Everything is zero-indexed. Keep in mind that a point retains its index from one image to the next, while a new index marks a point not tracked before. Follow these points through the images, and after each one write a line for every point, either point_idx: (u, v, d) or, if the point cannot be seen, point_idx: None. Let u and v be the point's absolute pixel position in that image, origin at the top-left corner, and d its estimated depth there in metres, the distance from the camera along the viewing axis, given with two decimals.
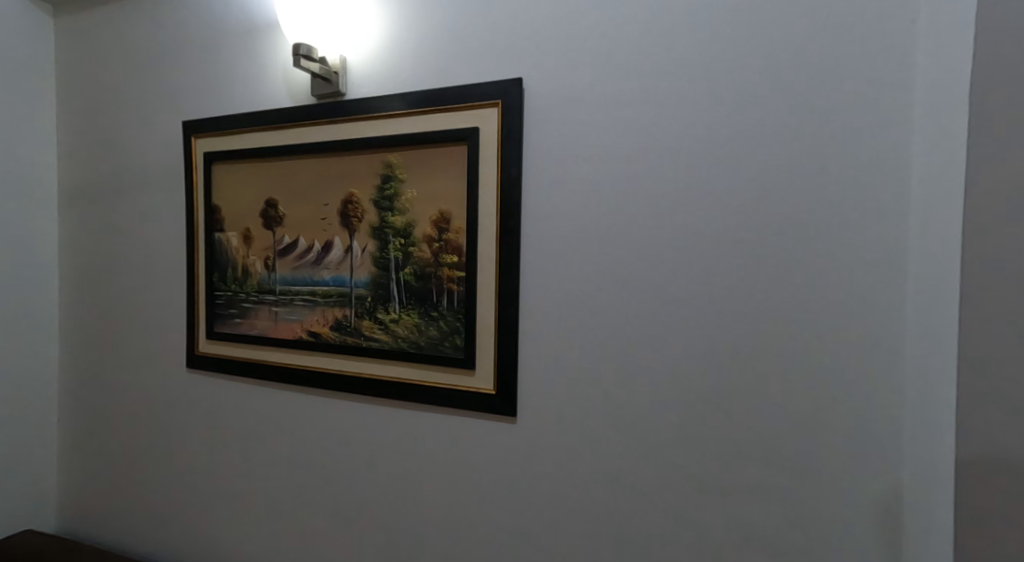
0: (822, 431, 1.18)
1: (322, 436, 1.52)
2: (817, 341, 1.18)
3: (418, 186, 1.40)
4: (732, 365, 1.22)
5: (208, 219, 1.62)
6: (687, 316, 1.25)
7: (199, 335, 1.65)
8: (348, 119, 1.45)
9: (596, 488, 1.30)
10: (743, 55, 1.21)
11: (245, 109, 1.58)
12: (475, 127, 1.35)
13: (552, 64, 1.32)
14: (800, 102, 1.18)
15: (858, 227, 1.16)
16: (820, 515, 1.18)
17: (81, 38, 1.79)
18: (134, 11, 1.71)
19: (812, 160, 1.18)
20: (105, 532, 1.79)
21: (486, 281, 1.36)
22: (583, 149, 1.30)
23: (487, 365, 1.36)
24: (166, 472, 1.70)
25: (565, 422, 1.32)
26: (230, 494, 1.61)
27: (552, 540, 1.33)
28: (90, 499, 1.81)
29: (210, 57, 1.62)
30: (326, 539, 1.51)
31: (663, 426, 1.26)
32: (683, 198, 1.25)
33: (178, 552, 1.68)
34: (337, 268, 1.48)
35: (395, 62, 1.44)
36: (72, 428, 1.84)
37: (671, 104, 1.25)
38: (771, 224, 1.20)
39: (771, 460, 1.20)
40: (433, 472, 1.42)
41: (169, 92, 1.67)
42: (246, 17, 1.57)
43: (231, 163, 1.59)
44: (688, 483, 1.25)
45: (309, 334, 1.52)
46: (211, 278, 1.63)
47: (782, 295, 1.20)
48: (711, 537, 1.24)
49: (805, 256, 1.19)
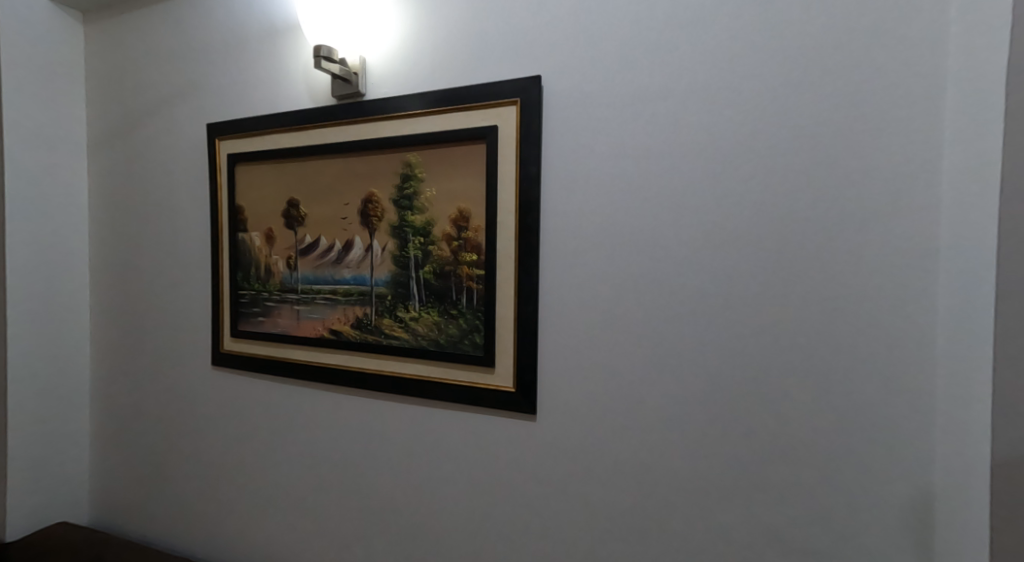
0: (848, 429, 1.16)
1: (345, 433, 1.54)
2: (843, 338, 1.16)
3: (437, 185, 1.41)
4: (755, 363, 1.21)
5: (232, 220, 1.65)
6: (710, 314, 1.23)
7: (224, 333, 1.68)
8: (368, 119, 1.47)
9: (618, 487, 1.30)
10: (766, 49, 1.19)
11: (267, 110, 1.61)
12: (494, 125, 1.35)
13: (571, 61, 1.32)
14: (825, 95, 1.16)
15: (885, 221, 1.14)
16: (848, 516, 1.16)
17: (109, 43, 1.83)
18: (160, 16, 1.75)
19: (837, 153, 1.16)
20: (136, 525, 1.84)
21: (505, 279, 1.36)
22: (603, 146, 1.30)
23: (507, 363, 1.36)
24: (194, 468, 1.74)
25: (586, 421, 1.32)
26: (256, 489, 1.64)
27: (573, 539, 1.33)
28: (121, 492, 1.86)
29: (233, 60, 1.65)
30: (349, 535, 1.53)
31: (686, 424, 1.25)
32: (705, 194, 1.23)
33: (205, 546, 1.72)
34: (357, 267, 1.50)
35: (414, 62, 1.45)
36: (103, 424, 1.89)
37: (691, 100, 1.24)
38: (795, 219, 1.18)
39: (796, 459, 1.18)
40: (454, 469, 1.43)
41: (193, 94, 1.71)
42: (268, 20, 1.60)
43: (254, 164, 1.62)
44: (711, 483, 1.23)
45: (331, 333, 1.54)
46: (235, 277, 1.66)
47: (805, 291, 1.18)
48: (735, 538, 1.22)
49: (830, 251, 1.16)
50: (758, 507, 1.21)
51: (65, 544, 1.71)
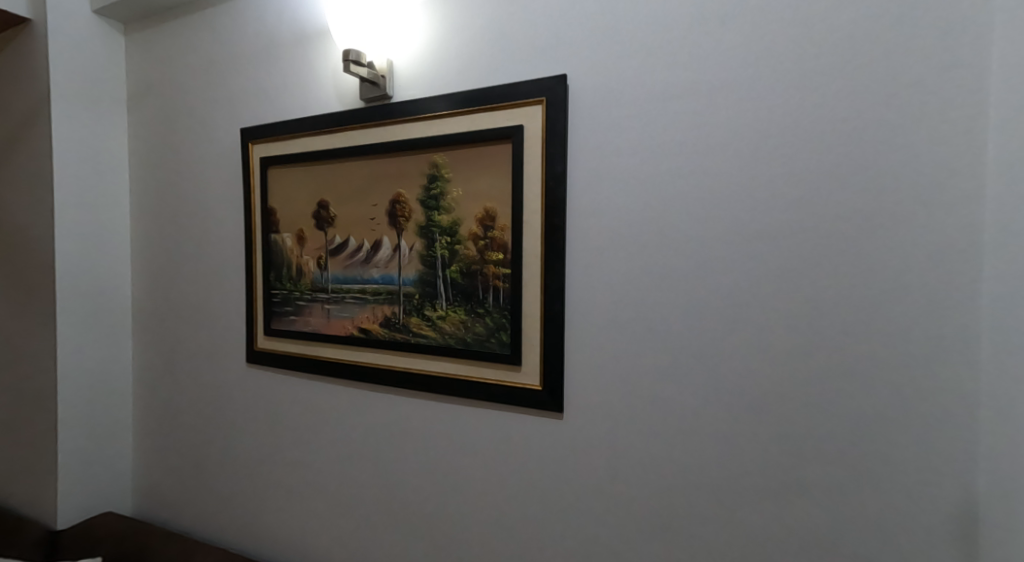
0: (884, 429, 1.13)
1: (375, 429, 1.57)
2: (876, 338, 1.13)
3: (463, 185, 1.43)
4: (785, 361, 1.19)
5: (265, 221, 1.70)
6: (738, 312, 1.22)
7: (258, 331, 1.73)
8: (395, 121, 1.49)
9: (646, 486, 1.29)
10: (797, 44, 1.17)
11: (298, 114, 1.65)
12: (520, 125, 1.36)
13: (596, 59, 1.32)
14: (857, 87, 1.14)
15: (922, 216, 1.11)
16: (883, 518, 1.13)
17: (148, 51, 1.91)
18: (196, 25, 1.81)
19: (871, 147, 1.13)
20: (177, 516, 1.91)
21: (532, 278, 1.37)
22: (629, 144, 1.29)
23: (534, 361, 1.37)
24: (232, 462, 1.79)
25: (613, 419, 1.32)
26: (291, 483, 1.69)
27: (602, 537, 1.33)
28: (163, 485, 1.94)
29: (265, 65, 1.69)
30: (381, 529, 1.56)
31: (715, 423, 1.24)
32: (732, 191, 1.22)
33: (242, 537, 1.78)
34: (385, 267, 1.53)
35: (440, 64, 1.47)
36: (146, 418, 1.97)
37: (719, 95, 1.22)
38: (828, 214, 1.16)
39: (828, 459, 1.17)
40: (483, 466, 1.44)
41: (227, 99, 1.76)
42: (298, 26, 1.64)
43: (285, 167, 1.66)
44: (742, 482, 1.22)
45: (360, 331, 1.57)
46: (268, 277, 1.70)
47: (836, 290, 1.16)
48: (767, 538, 1.21)
49: (863, 247, 1.14)
50: (790, 508, 1.19)
51: (110, 533, 1.78)
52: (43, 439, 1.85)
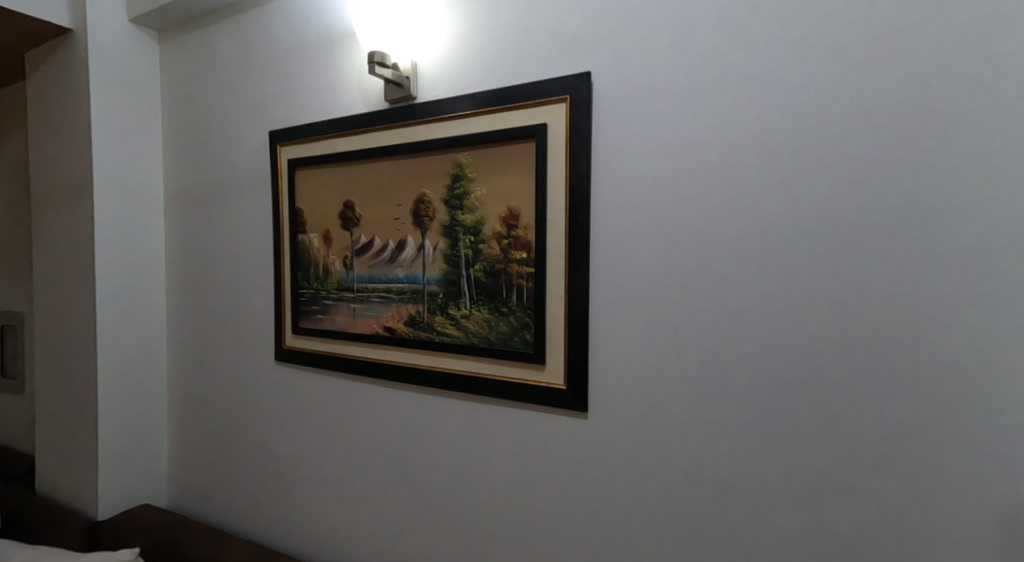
0: (919, 431, 1.10)
1: (401, 427, 1.59)
2: (911, 338, 1.10)
3: (486, 185, 1.43)
4: (815, 362, 1.16)
5: (293, 221, 1.73)
6: (766, 311, 1.19)
7: (286, 330, 1.77)
8: (419, 122, 1.50)
9: (672, 488, 1.28)
10: (827, 36, 1.14)
11: (324, 116, 1.68)
12: (543, 123, 1.35)
13: (620, 56, 1.31)
14: (890, 79, 1.10)
15: (960, 211, 1.07)
16: (918, 523, 1.10)
17: (181, 57, 1.97)
18: (226, 31, 1.86)
19: (905, 141, 1.10)
20: (210, 509, 1.96)
21: (556, 277, 1.36)
22: (653, 141, 1.28)
23: (558, 361, 1.37)
24: (262, 458, 1.83)
25: (639, 419, 1.30)
26: (319, 479, 1.72)
27: (627, 537, 1.32)
28: (197, 479, 1.99)
29: (292, 68, 1.73)
30: (407, 526, 1.58)
31: (742, 424, 1.22)
32: (760, 187, 1.19)
33: (273, 531, 1.82)
34: (410, 266, 1.54)
35: (463, 64, 1.47)
36: (180, 413, 2.03)
37: (744, 90, 1.20)
38: (860, 211, 1.13)
39: (861, 461, 1.13)
40: (507, 465, 1.45)
41: (256, 103, 1.80)
42: (324, 30, 1.67)
43: (312, 168, 1.69)
44: (771, 485, 1.20)
45: (385, 330, 1.59)
46: (295, 277, 1.74)
47: (869, 289, 1.12)
48: (797, 542, 1.18)
49: (898, 244, 1.11)
50: (820, 512, 1.16)
51: (148, 525, 1.84)
52: (85, 433, 1.93)
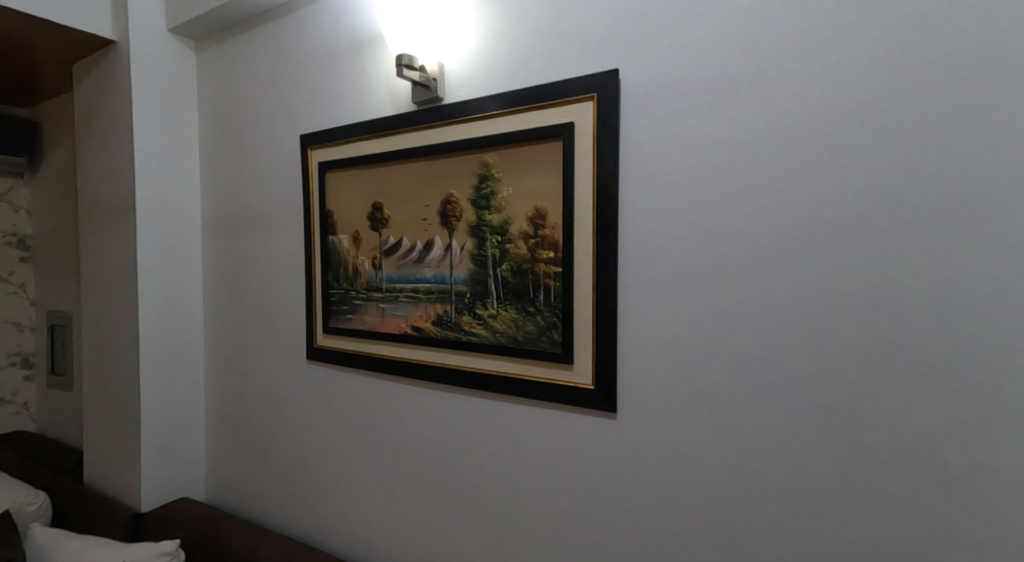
0: (962, 434, 1.06)
1: (431, 425, 1.60)
2: (952, 338, 1.06)
3: (513, 185, 1.43)
4: (849, 363, 1.13)
5: (324, 223, 1.77)
6: (798, 310, 1.16)
7: (318, 329, 1.80)
8: (447, 123, 1.52)
9: (702, 489, 1.25)
10: (859, 28, 1.11)
11: (354, 119, 1.70)
12: (571, 122, 1.34)
13: (647, 53, 1.29)
14: (929, 71, 1.06)
15: (1008, 206, 1.03)
16: (959, 529, 1.06)
17: (217, 65, 2.03)
18: (259, 38, 1.91)
19: (944, 134, 1.06)
20: (247, 503, 2.01)
21: (584, 277, 1.35)
22: (683, 137, 1.26)
23: (586, 360, 1.36)
24: (296, 454, 1.88)
25: (668, 420, 1.28)
26: (351, 474, 1.75)
27: (654, 539, 1.30)
28: (234, 473, 2.05)
29: (322, 73, 1.76)
30: (436, 522, 1.59)
31: (774, 426, 1.19)
32: (793, 182, 1.16)
33: (307, 526, 1.86)
34: (437, 266, 1.56)
35: (489, 65, 1.48)
36: (218, 409, 2.09)
37: (777, 83, 1.17)
38: (898, 207, 1.09)
39: (899, 465, 1.10)
40: (535, 464, 1.45)
41: (288, 108, 1.85)
42: (353, 34, 1.70)
43: (342, 170, 1.72)
44: (805, 488, 1.16)
45: (413, 329, 1.61)
46: (326, 277, 1.77)
47: (906, 286, 1.08)
48: (830, 547, 1.15)
49: (937, 240, 1.07)
50: (855, 516, 1.13)
51: (187, 518, 1.91)
52: (129, 428, 2.01)
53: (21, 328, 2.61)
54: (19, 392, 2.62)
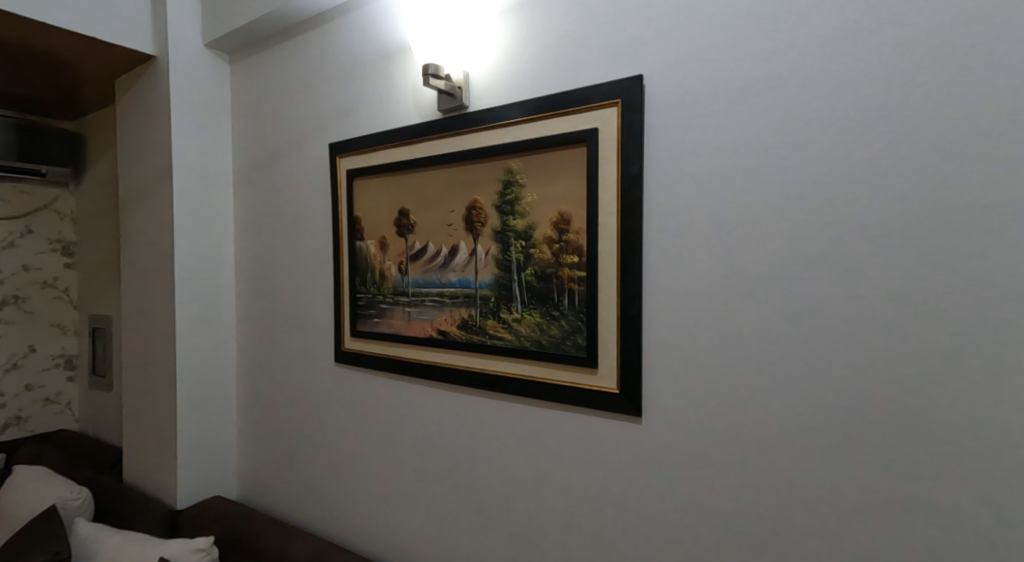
0: (996, 438, 1.03)
1: (456, 427, 1.62)
2: (983, 340, 1.04)
3: (538, 190, 1.45)
4: (877, 366, 1.11)
5: (352, 229, 1.81)
6: (825, 313, 1.15)
7: (345, 333, 1.84)
8: (473, 130, 1.54)
9: (727, 493, 1.24)
10: (884, 28, 1.10)
11: (382, 127, 1.74)
12: (595, 127, 1.36)
13: (670, 57, 1.30)
14: (956, 71, 1.05)
15: None
16: (990, 534, 1.04)
17: (251, 77, 2.09)
18: (290, 50, 1.97)
19: (972, 133, 1.04)
20: (276, 501, 2.06)
21: (608, 281, 1.36)
22: (706, 140, 1.26)
23: (611, 364, 1.36)
24: (324, 455, 1.91)
25: (692, 424, 1.28)
26: (378, 474, 1.78)
27: (679, 542, 1.29)
28: (264, 474, 2.10)
29: (350, 83, 1.81)
30: (462, 524, 1.61)
31: (800, 431, 1.17)
32: (818, 184, 1.15)
33: (334, 525, 1.89)
34: (462, 271, 1.58)
35: (513, 73, 1.50)
36: (249, 411, 2.14)
37: (802, 85, 1.16)
38: (929, 208, 1.07)
39: (928, 468, 1.07)
40: (559, 467, 1.45)
41: (317, 117, 1.90)
42: (381, 45, 1.74)
43: (370, 178, 1.76)
44: (832, 492, 1.15)
45: (438, 333, 1.63)
46: (354, 283, 1.81)
47: (935, 288, 1.07)
48: (857, 552, 1.13)
49: (966, 239, 1.05)
50: (883, 520, 1.11)
51: (220, 515, 1.95)
52: (166, 428, 2.07)
53: (65, 330, 2.72)
54: (63, 392, 2.73)
